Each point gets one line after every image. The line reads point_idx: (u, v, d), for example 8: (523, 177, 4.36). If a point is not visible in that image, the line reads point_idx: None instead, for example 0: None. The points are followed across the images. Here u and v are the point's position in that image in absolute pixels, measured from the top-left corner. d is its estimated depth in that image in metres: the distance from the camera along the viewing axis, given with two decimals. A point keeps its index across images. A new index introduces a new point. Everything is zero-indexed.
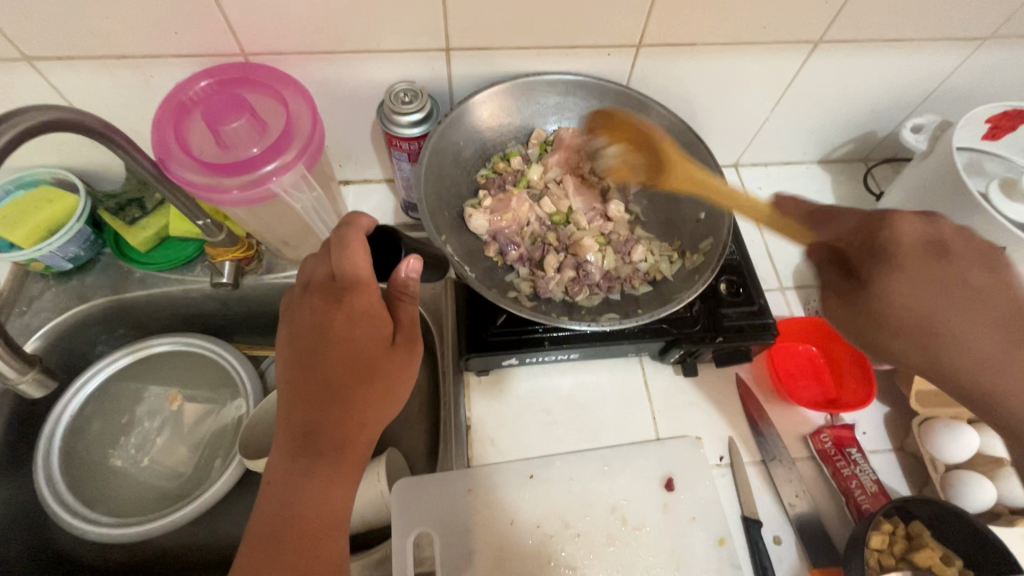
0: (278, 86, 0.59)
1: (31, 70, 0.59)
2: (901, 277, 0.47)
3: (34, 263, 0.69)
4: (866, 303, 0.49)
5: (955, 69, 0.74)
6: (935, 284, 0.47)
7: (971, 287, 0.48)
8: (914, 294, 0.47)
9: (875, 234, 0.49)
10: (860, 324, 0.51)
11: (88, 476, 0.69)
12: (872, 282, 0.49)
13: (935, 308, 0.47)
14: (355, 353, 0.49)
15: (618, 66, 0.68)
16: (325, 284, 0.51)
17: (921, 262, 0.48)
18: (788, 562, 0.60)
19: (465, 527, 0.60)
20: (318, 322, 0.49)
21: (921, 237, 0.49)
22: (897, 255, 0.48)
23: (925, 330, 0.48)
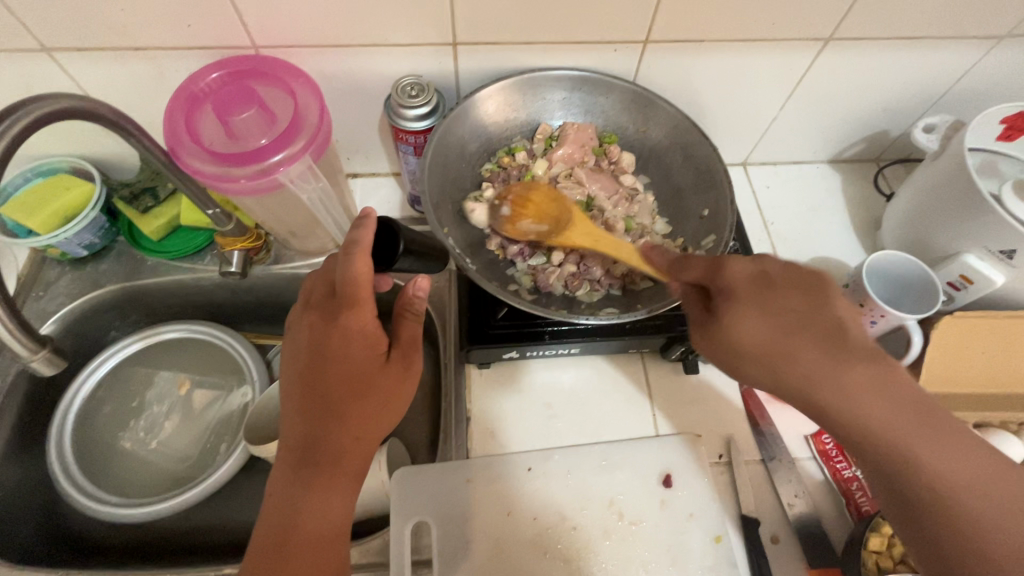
0: (288, 78, 0.59)
1: (50, 61, 0.61)
2: (741, 310, 0.45)
3: (51, 250, 0.71)
4: (719, 338, 0.46)
5: (970, 68, 0.72)
6: (776, 315, 0.44)
7: (804, 313, 0.44)
8: (761, 327, 0.44)
9: (716, 275, 0.48)
10: (723, 360, 0.47)
11: (99, 456, 0.71)
12: (721, 318, 0.46)
13: (780, 338, 0.44)
14: (352, 368, 0.49)
15: (625, 62, 0.68)
16: (324, 302, 0.51)
17: (756, 293, 0.46)
18: (786, 562, 0.59)
19: (462, 517, 0.60)
20: (315, 339, 0.49)
21: (754, 273, 0.47)
22: (737, 290, 0.46)
23: (777, 361, 0.44)
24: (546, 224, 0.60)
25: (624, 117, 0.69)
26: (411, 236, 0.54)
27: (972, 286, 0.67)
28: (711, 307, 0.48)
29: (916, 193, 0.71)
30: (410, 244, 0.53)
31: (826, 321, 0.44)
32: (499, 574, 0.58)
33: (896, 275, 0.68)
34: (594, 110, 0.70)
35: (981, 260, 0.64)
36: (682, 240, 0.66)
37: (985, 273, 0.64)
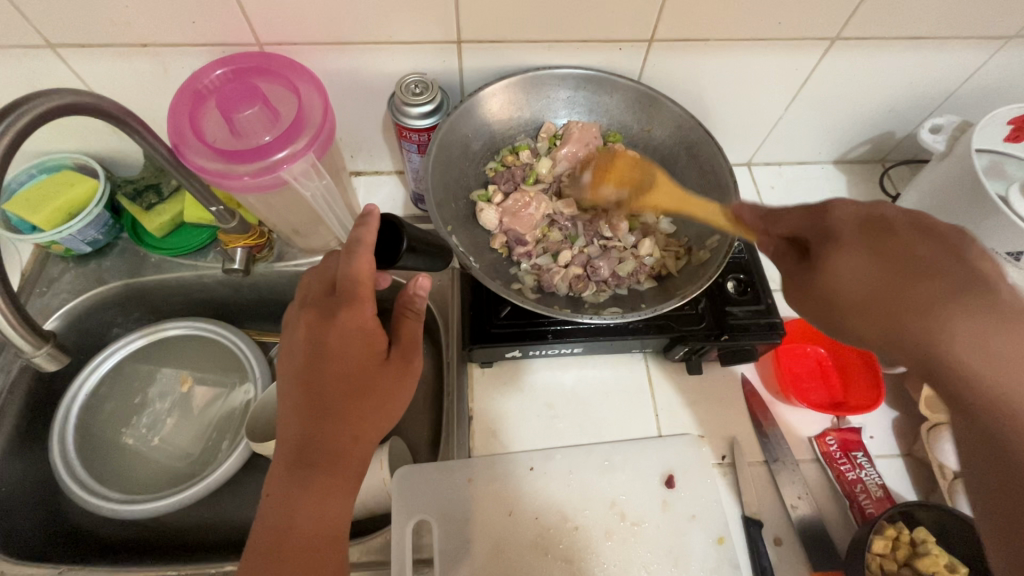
0: (292, 75, 0.59)
1: (55, 57, 0.61)
2: (846, 253, 0.43)
3: (55, 246, 0.71)
4: (819, 285, 0.45)
5: (977, 68, 0.72)
6: (892, 258, 0.42)
7: (929, 257, 0.41)
8: (874, 270, 0.42)
9: (819, 219, 0.46)
10: (824, 311, 0.45)
11: (102, 452, 0.71)
12: (821, 263, 0.44)
13: (893, 281, 0.41)
14: (350, 366, 0.49)
15: (630, 61, 0.68)
16: (322, 299, 0.51)
17: (865, 238, 0.43)
18: (788, 564, 0.59)
19: (463, 516, 0.60)
20: (313, 338, 0.49)
21: (870, 218, 0.44)
22: (840, 234, 0.44)
23: (889, 306, 0.41)
24: (626, 190, 0.64)
25: (628, 116, 0.69)
26: (413, 234, 0.54)
27: None
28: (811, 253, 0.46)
29: (922, 194, 0.70)
30: (412, 243, 0.53)
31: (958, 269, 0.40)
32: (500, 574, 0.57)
33: None
34: (598, 109, 0.69)
35: None
36: (687, 240, 0.65)
37: None
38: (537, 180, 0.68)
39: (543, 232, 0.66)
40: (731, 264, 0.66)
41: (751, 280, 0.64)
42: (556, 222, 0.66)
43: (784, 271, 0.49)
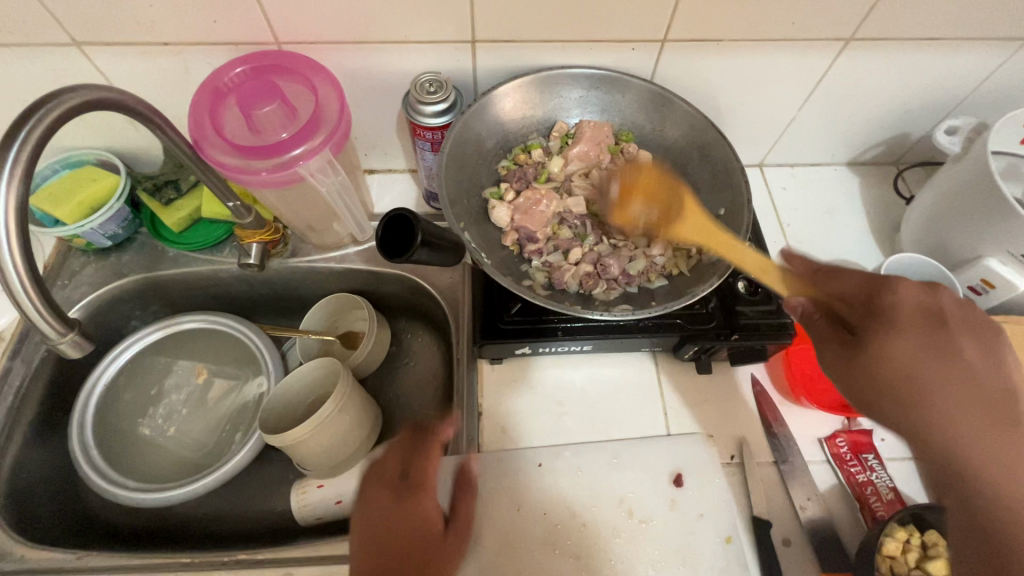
0: (309, 73, 0.61)
1: (80, 55, 0.62)
2: (894, 332, 0.47)
3: (77, 239, 0.73)
4: (865, 356, 0.47)
5: (994, 70, 0.71)
6: (937, 350, 0.46)
7: (970, 359, 0.46)
8: (916, 357, 0.46)
9: (876, 295, 0.49)
10: (856, 378, 0.48)
11: (120, 441, 0.72)
12: (871, 333, 0.48)
13: (930, 364, 0.46)
14: (418, 526, 0.54)
15: (643, 62, 0.68)
16: (388, 479, 0.56)
17: (917, 321, 0.47)
18: (797, 565, 0.59)
19: (472, 511, 0.61)
20: (388, 499, 0.55)
21: (928, 307, 0.48)
22: (899, 316, 0.47)
23: (915, 388, 0.46)
24: (657, 209, 0.62)
25: (640, 116, 0.69)
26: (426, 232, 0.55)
27: (993, 291, 0.66)
28: (858, 325, 0.49)
29: (936, 196, 0.69)
30: (427, 238, 0.55)
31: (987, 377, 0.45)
32: (508, 568, 0.58)
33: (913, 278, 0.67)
34: (611, 109, 0.70)
35: (1003, 265, 0.64)
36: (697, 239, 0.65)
37: (1006, 277, 0.63)
38: (548, 179, 0.69)
39: (554, 230, 0.66)
40: (741, 264, 0.66)
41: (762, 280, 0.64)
42: (566, 220, 0.66)
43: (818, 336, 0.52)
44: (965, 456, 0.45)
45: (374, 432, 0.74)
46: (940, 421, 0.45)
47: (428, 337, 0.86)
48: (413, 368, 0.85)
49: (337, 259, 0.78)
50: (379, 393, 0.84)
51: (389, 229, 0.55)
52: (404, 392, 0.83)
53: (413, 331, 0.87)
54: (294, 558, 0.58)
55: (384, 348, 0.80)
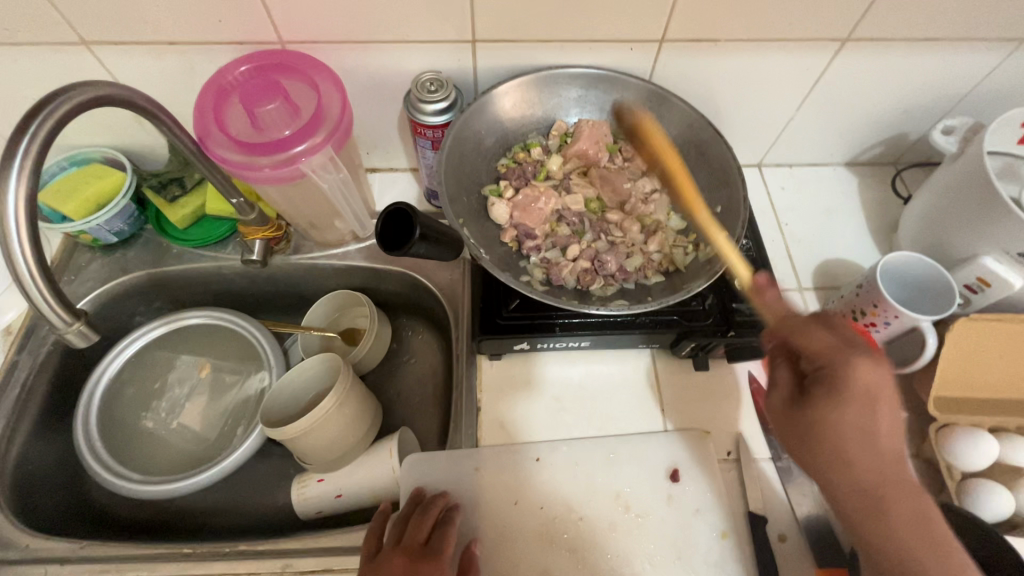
0: (312, 73, 0.62)
1: (89, 54, 0.64)
2: (839, 405, 0.45)
3: (83, 236, 0.74)
4: (804, 418, 0.47)
5: (991, 71, 0.72)
6: (867, 425, 0.45)
7: (885, 435, 0.46)
8: (853, 430, 0.45)
9: (834, 364, 0.46)
10: (789, 431, 0.48)
11: (123, 434, 0.73)
12: (818, 400, 0.46)
13: (858, 441, 0.45)
14: None
15: (641, 62, 0.69)
16: (412, 545, 0.55)
17: (863, 398, 0.45)
18: (793, 561, 0.59)
19: (469, 504, 0.61)
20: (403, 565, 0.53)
21: (877, 385, 0.45)
22: (846, 392, 0.45)
23: (841, 458, 0.46)
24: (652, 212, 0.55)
25: None
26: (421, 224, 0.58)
27: (989, 290, 0.65)
28: (811, 387, 0.47)
29: (933, 196, 0.70)
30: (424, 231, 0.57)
31: (896, 452, 0.47)
32: (504, 561, 0.58)
33: (907, 276, 0.67)
34: (609, 108, 0.70)
35: (998, 263, 0.63)
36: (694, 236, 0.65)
37: (1002, 274, 0.62)
38: (547, 177, 0.69)
39: (552, 227, 0.66)
40: (738, 262, 0.67)
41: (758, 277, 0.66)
42: (565, 218, 0.67)
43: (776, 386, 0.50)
44: (863, 514, 0.46)
45: (374, 427, 0.75)
46: (845, 487, 0.47)
47: (428, 334, 0.87)
48: (413, 364, 0.86)
49: (338, 256, 0.79)
50: (379, 389, 0.84)
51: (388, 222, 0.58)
52: (404, 388, 0.84)
53: (413, 328, 0.88)
54: (294, 550, 0.59)
55: (385, 344, 0.81)
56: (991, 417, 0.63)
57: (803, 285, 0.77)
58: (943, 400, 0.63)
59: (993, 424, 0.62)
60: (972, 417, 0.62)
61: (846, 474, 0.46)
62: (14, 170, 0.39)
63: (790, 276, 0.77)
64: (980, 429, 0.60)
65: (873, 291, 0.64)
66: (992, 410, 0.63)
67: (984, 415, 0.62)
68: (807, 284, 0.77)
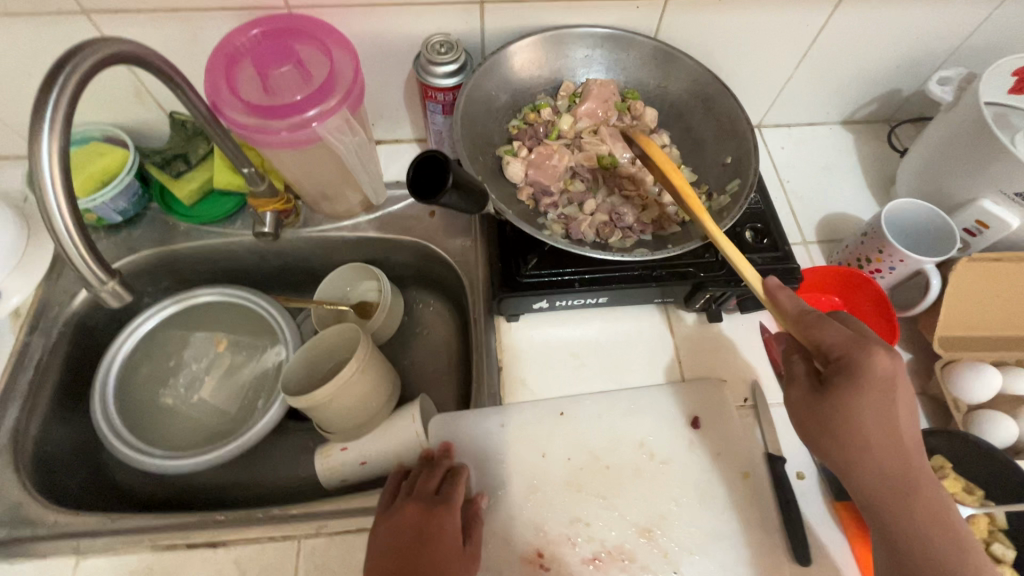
0: (323, 37, 0.61)
1: (89, 23, 0.62)
2: (857, 396, 0.48)
3: (88, 215, 0.73)
4: (823, 406, 0.50)
5: (982, 22, 0.74)
6: (884, 412, 0.48)
7: (905, 425, 0.49)
8: (871, 417, 0.48)
9: (851, 355, 0.49)
10: (810, 419, 0.51)
11: (142, 413, 0.73)
12: (837, 391, 0.49)
13: (874, 430, 0.48)
14: (443, 541, 0.54)
15: (646, 19, 0.69)
16: (423, 493, 0.57)
17: (881, 389, 0.48)
18: (812, 495, 0.62)
19: (498, 459, 0.63)
20: (416, 521, 0.55)
21: (894, 375, 0.48)
22: (863, 380, 0.48)
23: (860, 442, 0.48)
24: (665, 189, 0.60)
25: (646, 73, 0.70)
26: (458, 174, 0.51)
27: (988, 232, 0.67)
28: (828, 379, 0.50)
29: (930, 147, 0.72)
30: (459, 180, 0.50)
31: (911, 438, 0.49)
32: (537, 511, 0.60)
33: (913, 225, 0.69)
34: (617, 67, 0.71)
35: (996, 205, 0.65)
36: (705, 187, 0.66)
37: (999, 216, 0.65)
38: (558, 136, 0.69)
39: (566, 184, 0.67)
40: (748, 215, 0.69)
41: (768, 229, 0.67)
42: (578, 174, 0.67)
43: (795, 381, 0.53)
44: (886, 502, 0.48)
45: (394, 396, 0.75)
46: (863, 472, 0.49)
47: (440, 305, 0.87)
48: (426, 336, 0.86)
49: (349, 228, 0.79)
50: (395, 360, 0.85)
51: (421, 170, 0.52)
52: (419, 358, 0.85)
53: (425, 300, 0.88)
54: (327, 513, 0.60)
55: (399, 315, 0.81)
56: (991, 352, 0.65)
57: (807, 239, 0.79)
58: (948, 338, 0.66)
59: (996, 359, 0.65)
60: (975, 352, 0.65)
61: (864, 459, 0.49)
62: (47, 121, 0.39)
63: (794, 231, 0.79)
64: (983, 363, 0.62)
65: (878, 238, 0.67)
66: (993, 346, 0.66)
67: (986, 350, 0.65)
68: (811, 238, 0.79)
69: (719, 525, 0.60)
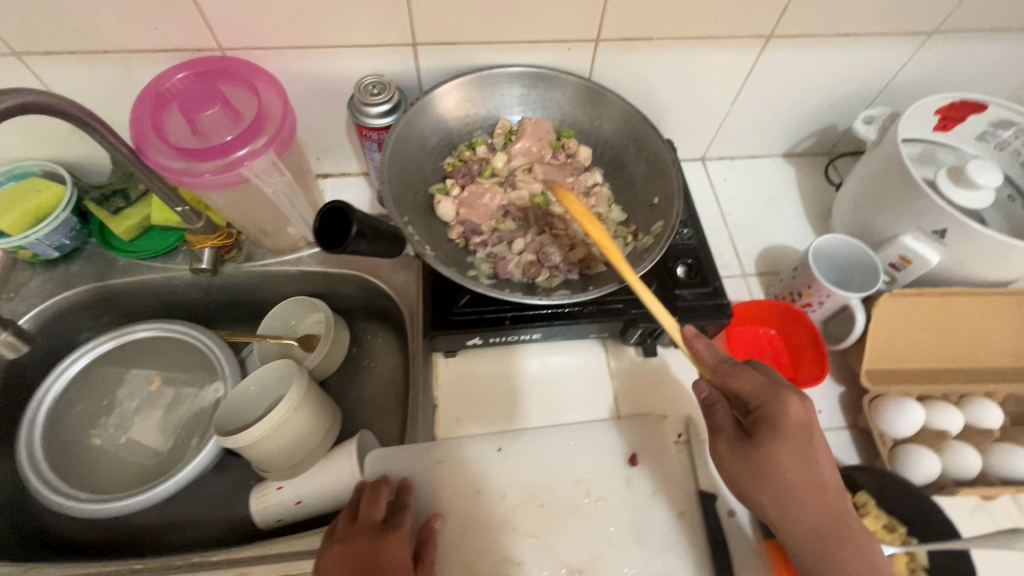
0: (253, 77, 0.62)
1: (20, 64, 0.62)
2: (781, 449, 0.48)
3: (22, 251, 0.72)
4: (752, 459, 0.49)
5: (904, 64, 0.77)
6: (806, 460, 0.48)
7: (826, 471, 0.49)
8: (795, 467, 0.48)
9: (771, 406, 0.49)
10: (742, 474, 0.50)
11: (71, 454, 0.71)
12: (762, 444, 0.49)
13: (799, 480, 0.48)
14: (396, 568, 0.53)
15: (579, 60, 0.71)
16: (367, 523, 0.56)
17: (802, 438, 0.49)
18: (744, 533, 0.62)
19: (430, 499, 0.62)
20: (365, 552, 0.54)
21: (809, 419, 0.49)
22: (784, 428, 0.49)
23: (787, 493, 0.49)
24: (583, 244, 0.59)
25: (578, 112, 0.72)
26: (363, 222, 0.56)
27: (911, 267, 0.69)
28: (753, 429, 0.50)
29: (858, 183, 0.74)
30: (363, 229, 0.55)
31: (835, 483, 0.49)
32: (466, 553, 0.59)
33: (839, 259, 0.71)
34: (550, 106, 0.72)
35: (917, 241, 0.67)
36: (634, 225, 0.67)
37: (920, 252, 0.66)
38: (492, 174, 0.70)
39: (497, 223, 0.68)
40: (679, 251, 0.70)
41: (699, 265, 0.68)
42: (509, 213, 0.69)
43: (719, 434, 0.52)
44: (817, 550, 0.48)
45: (333, 433, 0.74)
46: (797, 523, 0.49)
47: (387, 338, 0.86)
48: (373, 368, 0.85)
49: (291, 262, 0.79)
50: (340, 394, 0.84)
51: (326, 220, 0.55)
52: (365, 392, 0.84)
53: (372, 332, 0.87)
54: (251, 558, 0.58)
55: (343, 349, 0.80)
56: (918, 386, 0.66)
57: (746, 272, 0.80)
58: (875, 371, 0.67)
59: (923, 392, 0.66)
60: (901, 385, 0.66)
61: (794, 507, 0.49)
62: None
63: (734, 264, 0.80)
64: (909, 399, 0.63)
65: (806, 273, 0.68)
66: (920, 380, 0.67)
67: (912, 384, 0.66)
68: (750, 271, 0.80)
69: (652, 565, 0.59)
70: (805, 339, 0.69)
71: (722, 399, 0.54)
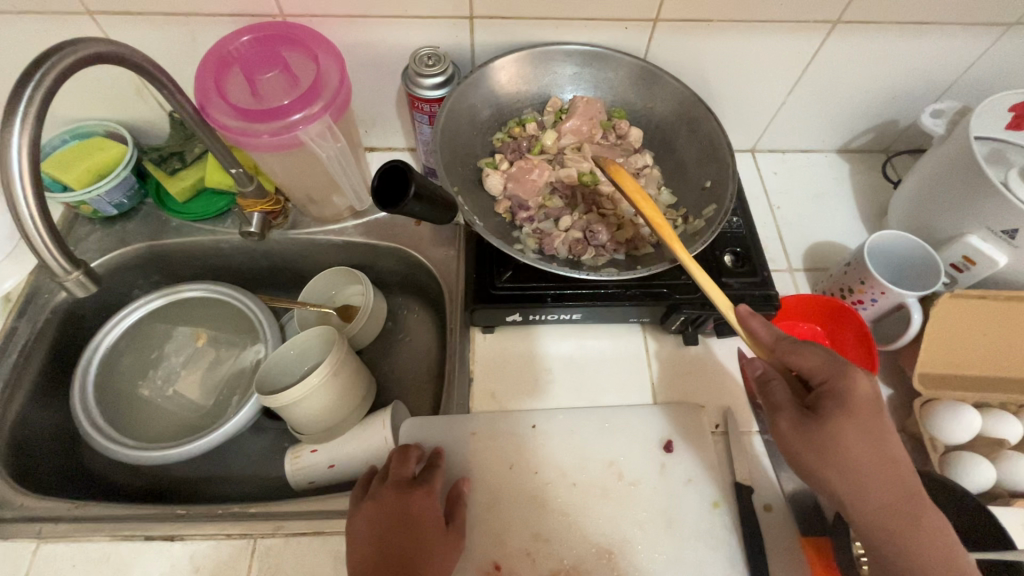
0: (313, 44, 0.63)
1: (92, 23, 0.65)
2: (849, 423, 0.46)
3: (84, 207, 0.75)
4: (818, 435, 0.46)
5: (978, 57, 0.74)
6: (875, 438, 0.46)
7: (897, 453, 0.46)
8: (864, 444, 0.45)
9: (835, 380, 0.48)
10: (806, 453, 0.46)
11: (120, 401, 0.74)
12: (827, 417, 0.46)
13: (869, 458, 0.45)
14: (426, 523, 0.54)
15: (636, 39, 0.70)
16: (398, 479, 0.57)
17: (871, 415, 0.46)
18: (778, 528, 0.60)
19: (461, 469, 0.62)
20: (394, 507, 0.54)
21: (875, 398, 0.47)
22: (853, 405, 0.46)
23: (855, 472, 0.45)
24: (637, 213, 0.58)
25: (630, 93, 0.71)
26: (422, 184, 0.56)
27: (974, 268, 0.66)
28: (816, 404, 0.47)
29: (919, 180, 0.71)
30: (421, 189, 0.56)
31: (907, 466, 0.46)
32: (495, 525, 0.59)
33: (896, 257, 0.69)
34: (602, 85, 0.72)
35: (983, 241, 0.64)
36: (684, 209, 0.66)
37: (987, 253, 0.64)
38: (541, 151, 0.70)
39: (544, 200, 0.68)
40: (728, 239, 0.68)
41: (748, 254, 0.66)
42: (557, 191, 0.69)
43: (777, 411, 0.49)
44: (892, 535, 0.44)
45: (367, 400, 0.76)
46: (868, 502, 0.45)
47: (423, 313, 0.87)
48: (407, 342, 0.86)
49: (335, 232, 0.80)
50: (374, 365, 0.85)
51: (386, 179, 0.56)
52: (399, 364, 0.85)
53: (408, 306, 0.88)
54: (287, 513, 0.60)
55: (380, 320, 0.81)
56: (975, 393, 0.63)
57: (794, 266, 0.78)
58: (928, 375, 0.65)
59: (980, 399, 0.63)
60: (955, 391, 0.63)
61: (863, 488, 0.45)
62: (18, 115, 0.41)
63: (780, 258, 0.78)
64: (964, 404, 0.60)
65: (860, 268, 0.65)
66: (976, 387, 0.64)
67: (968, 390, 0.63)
68: (797, 266, 0.78)
69: (682, 553, 0.58)
70: (851, 335, 0.66)
71: (779, 375, 0.51)
